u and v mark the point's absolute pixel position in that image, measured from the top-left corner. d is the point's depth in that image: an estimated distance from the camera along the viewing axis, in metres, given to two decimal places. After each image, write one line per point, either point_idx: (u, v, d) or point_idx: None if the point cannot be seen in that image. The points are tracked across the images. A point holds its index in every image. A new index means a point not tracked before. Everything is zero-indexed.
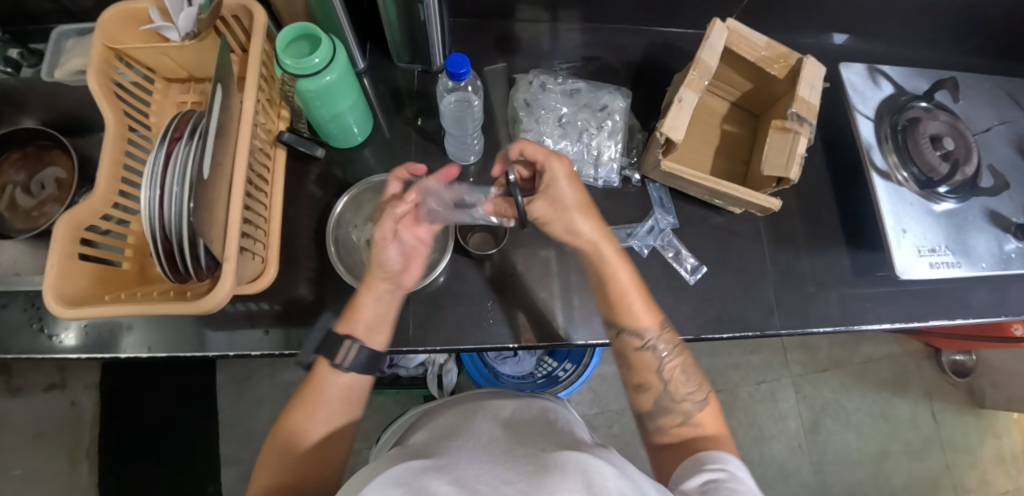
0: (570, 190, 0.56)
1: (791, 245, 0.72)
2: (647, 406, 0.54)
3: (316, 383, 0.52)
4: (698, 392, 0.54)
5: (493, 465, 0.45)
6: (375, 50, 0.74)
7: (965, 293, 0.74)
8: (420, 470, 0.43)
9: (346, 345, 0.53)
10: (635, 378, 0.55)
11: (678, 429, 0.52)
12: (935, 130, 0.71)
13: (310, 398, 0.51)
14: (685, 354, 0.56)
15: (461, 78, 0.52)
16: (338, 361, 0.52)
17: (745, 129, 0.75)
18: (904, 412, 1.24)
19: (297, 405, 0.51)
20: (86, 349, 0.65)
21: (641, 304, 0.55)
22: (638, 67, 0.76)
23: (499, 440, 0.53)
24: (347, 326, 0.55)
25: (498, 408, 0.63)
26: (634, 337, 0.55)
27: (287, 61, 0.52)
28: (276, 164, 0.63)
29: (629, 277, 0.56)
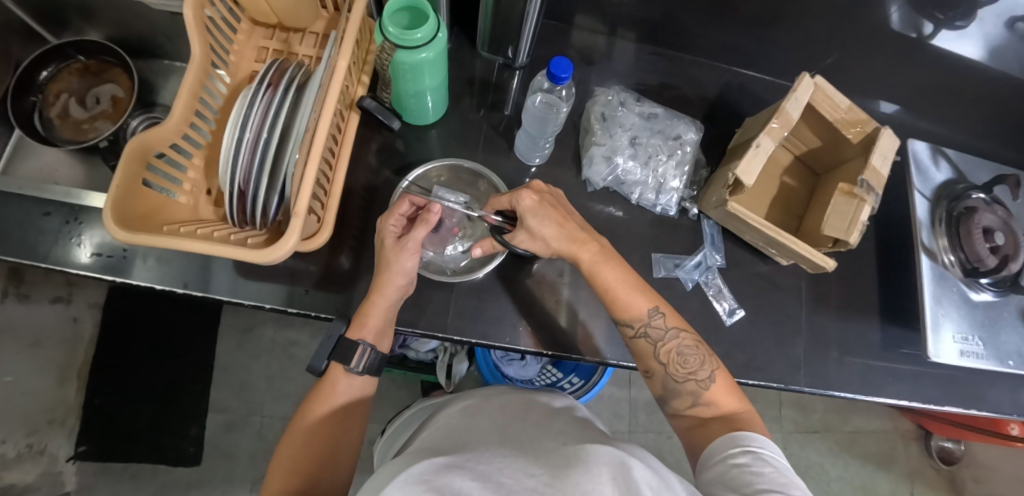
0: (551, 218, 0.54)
1: (827, 308, 0.73)
2: (659, 389, 0.55)
3: (330, 386, 0.55)
4: (701, 369, 0.52)
5: (513, 457, 0.45)
6: (461, 35, 0.74)
7: (984, 387, 0.74)
8: (444, 465, 0.43)
9: (359, 349, 0.55)
10: (642, 365, 0.56)
11: (691, 409, 0.52)
12: (988, 222, 0.72)
13: (325, 398, 0.54)
14: (686, 333, 0.54)
15: (560, 82, 0.52)
16: (352, 364, 0.54)
17: (804, 185, 0.76)
18: (883, 488, 1.26)
19: (317, 399, 0.54)
20: (109, 270, 0.64)
21: (630, 293, 0.54)
22: (711, 104, 0.77)
23: (510, 432, 0.53)
24: (358, 332, 0.56)
25: (507, 400, 0.63)
26: (627, 327, 0.54)
27: (390, 30, 0.52)
28: (349, 127, 0.62)
29: (615, 274, 0.54)
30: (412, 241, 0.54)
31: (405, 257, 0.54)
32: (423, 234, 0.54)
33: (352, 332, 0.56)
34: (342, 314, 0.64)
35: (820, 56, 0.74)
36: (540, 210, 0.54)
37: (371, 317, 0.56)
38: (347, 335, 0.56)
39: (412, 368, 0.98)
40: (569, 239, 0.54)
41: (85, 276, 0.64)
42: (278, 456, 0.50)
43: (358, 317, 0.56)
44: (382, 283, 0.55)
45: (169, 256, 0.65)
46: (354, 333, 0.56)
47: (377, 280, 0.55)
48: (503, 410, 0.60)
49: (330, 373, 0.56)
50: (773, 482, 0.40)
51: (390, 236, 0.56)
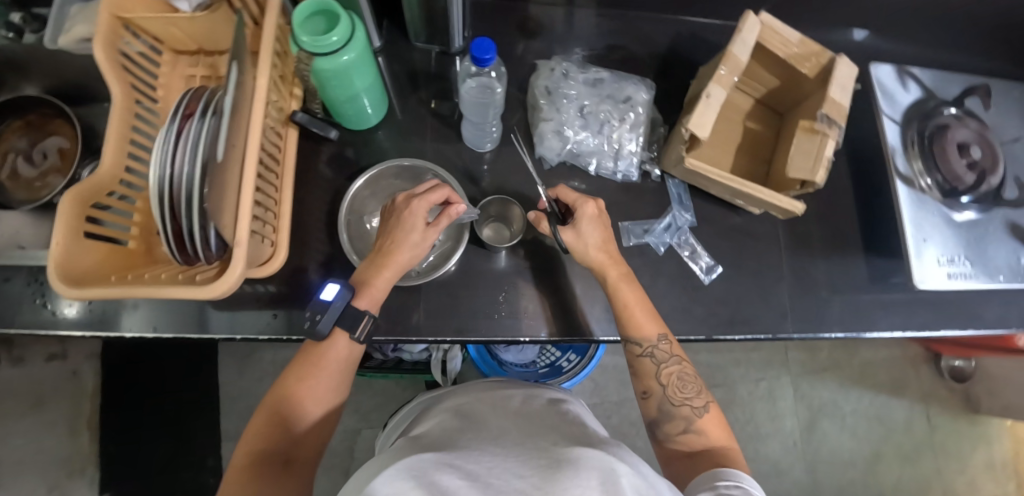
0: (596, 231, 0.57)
1: (807, 249, 0.71)
2: (653, 411, 0.53)
3: (312, 354, 0.51)
4: (696, 398, 0.52)
5: (503, 454, 0.43)
6: (392, 28, 0.71)
7: (978, 305, 0.73)
8: (434, 463, 0.41)
9: (364, 319, 0.53)
10: (639, 385, 0.55)
11: (681, 436, 0.51)
12: (961, 137, 0.70)
13: (304, 366, 0.51)
14: (685, 361, 0.54)
15: (485, 64, 0.50)
16: (358, 334, 0.53)
17: (768, 128, 0.73)
18: (899, 415, 1.26)
19: (297, 371, 0.51)
20: (92, 326, 0.63)
21: (643, 313, 0.55)
22: (662, 59, 0.73)
23: (500, 426, 0.51)
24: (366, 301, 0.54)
25: (495, 394, 0.62)
26: (634, 345, 0.54)
27: (303, 38, 0.50)
28: (287, 144, 0.61)
29: (633, 296, 0.55)
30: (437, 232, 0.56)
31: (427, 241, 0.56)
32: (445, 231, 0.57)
33: (360, 299, 0.53)
34: None
35: None
36: (594, 222, 0.58)
37: (377, 290, 0.54)
38: (356, 301, 0.53)
39: (409, 370, 0.98)
40: (606, 252, 0.57)
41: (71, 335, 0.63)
42: (250, 428, 0.48)
43: (364, 285, 0.54)
44: (395, 259, 0.55)
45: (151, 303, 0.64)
46: (365, 304, 0.54)
47: (391, 254, 0.55)
48: (491, 406, 0.59)
49: (319, 341, 0.53)
50: None
51: (416, 218, 0.55)
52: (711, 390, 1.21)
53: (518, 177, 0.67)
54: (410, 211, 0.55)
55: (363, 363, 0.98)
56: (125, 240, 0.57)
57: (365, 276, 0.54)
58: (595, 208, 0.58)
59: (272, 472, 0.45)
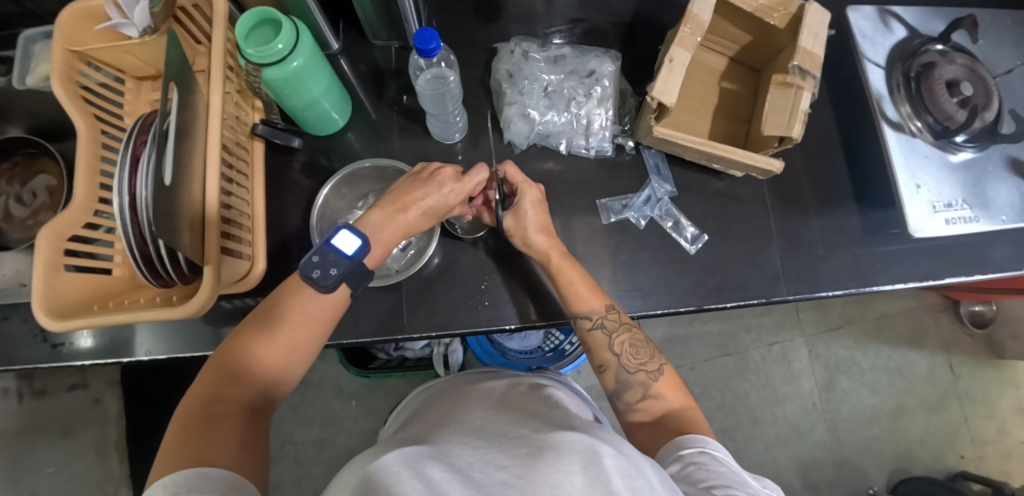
0: (539, 213, 0.58)
1: (797, 208, 0.69)
2: (611, 383, 0.55)
3: (294, 294, 0.49)
4: (650, 362, 0.54)
5: (487, 448, 0.38)
6: (350, 29, 0.70)
7: (983, 247, 0.70)
8: (408, 457, 0.35)
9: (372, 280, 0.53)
10: (594, 360, 0.57)
11: (641, 403, 0.52)
12: (951, 74, 0.66)
13: (285, 309, 0.48)
14: (635, 329, 0.57)
15: (431, 54, 0.49)
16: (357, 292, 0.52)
17: (746, 86, 0.70)
18: (920, 366, 1.22)
19: (265, 314, 0.48)
20: (106, 353, 0.63)
21: (588, 289, 0.57)
22: (629, 27, 0.70)
23: (487, 420, 0.47)
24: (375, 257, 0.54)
25: (485, 390, 0.60)
26: (584, 320, 0.56)
27: (248, 50, 0.50)
28: (254, 157, 0.60)
29: (576, 273, 0.57)
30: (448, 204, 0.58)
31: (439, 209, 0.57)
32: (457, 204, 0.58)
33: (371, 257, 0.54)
34: None
35: None
36: (537, 204, 0.58)
37: (385, 247, 0.55)
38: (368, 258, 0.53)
39: (412, 368, 0.98)
40: (546, 235, 0.58)
41: (88, 364, 0.64)
42: (208, 368, 0.45)
43: (377, 240, 0.54)
44: (408, 218, 0.55)
45: (156, 325, 0.63)
46: (372, 261, 0.54)
47: (405, 211, 0.55)
48: (481, 401, 0.56)
49: (299, 284, 0.49)
50: (729, 479, 0.39)
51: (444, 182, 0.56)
52: (723, 359, 1.19)
53: (490, 165, 0.66)
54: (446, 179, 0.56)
55: (367, 365, 0.98)
56: (110, 268, 0.56)
57: (376, 228, 0.54)
58: (538, 196, 0.59)
59: (231, 414, 0.41)
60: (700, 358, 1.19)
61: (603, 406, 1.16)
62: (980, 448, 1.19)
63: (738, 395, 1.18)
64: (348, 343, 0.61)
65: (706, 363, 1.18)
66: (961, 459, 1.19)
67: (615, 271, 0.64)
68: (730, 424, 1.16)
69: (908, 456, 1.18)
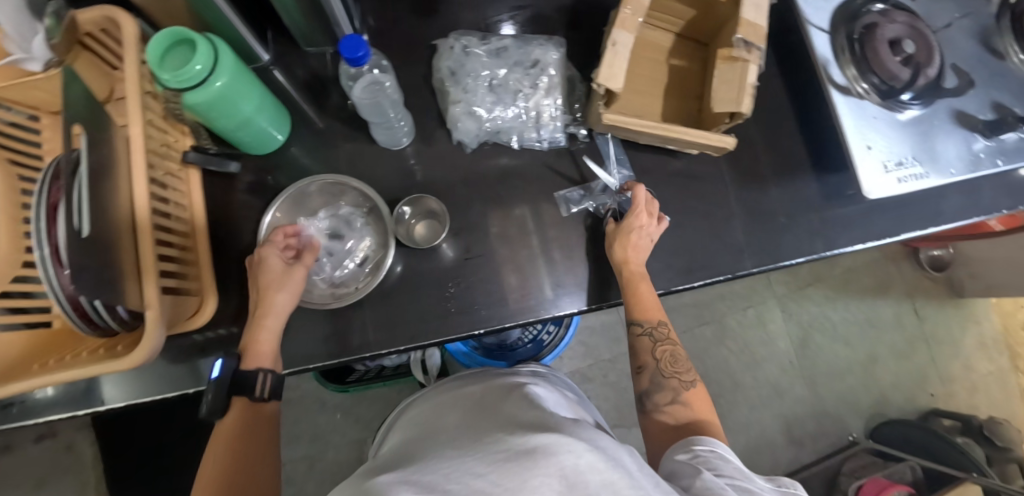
0: (641, 239, 0.59)
1: (755, 180, 0.69)
2: (644, 384, 0.56)
3: (223, 423, 0.49)
4: (687, 374, 0.56)
5: (462, 453, 0.37)
6: (279, 37, 0.66)
7: (935, 201, 0.72)
8: (387, 483, 0.32)
9: (260, 377, 0.50)
10: (634, 361, 0.58)
11: (669, 406, 0.54)
12: (893, 33, 0.65)
13: (223, 442, 0.47)
14: (676, 342, 0.59)
15: (361, 62, 0.46)
16: (257, 394, 0.50)
17: (695, 62, 0.69)
18: (887, 314, 1.26)
19: (209, 456, 0.47)
20: (76, 404, 0.59)
21: (651, 298, 0.58)
22: (572, 11, 0.68)
23: (464, 430, 0.46)
24: (253, 361, 0.51)
25: (466, 397, 0.59)
26: (637, 324, 0.58)
27: (164, 76, 0.46)
28: (190, 188, 0.58)
29: (646, 287, 0.58)
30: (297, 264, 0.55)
31: (293, 276, 0.55)
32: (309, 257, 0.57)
33: (245, 364, 0.51)
34: None
35: None
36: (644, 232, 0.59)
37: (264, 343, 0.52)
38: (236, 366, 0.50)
39: (392, 376, 0.96)
40: (636, 252, 0.58)
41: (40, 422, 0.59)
42: None
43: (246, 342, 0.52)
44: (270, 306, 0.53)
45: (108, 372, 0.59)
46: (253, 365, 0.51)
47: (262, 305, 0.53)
48: (456, 410, 0.56)
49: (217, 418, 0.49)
50: (739, 474, 0.41)
51: (273, 264, 0.54)
52: (701, 329, 1.21)
53: (443, 169, 0.64)
54: (268, 258, 0.54)
55: (345, 379, 0.96)
56: (47, 321, 0.53)
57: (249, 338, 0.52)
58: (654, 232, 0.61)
59: None
60: (679, 330, 1.20)
61: (589, 389, 1.16)
62: (948, 385, 1.26)
63: (719, 362, 1.20)
64: (319, 367, 0.59)
65: (685, 335, 1.20)
66: (932, 398, 1.25)
67: (581, 264, 0.63)
68: (713, 391, 1.19)
69: (882, 401, 1.23)
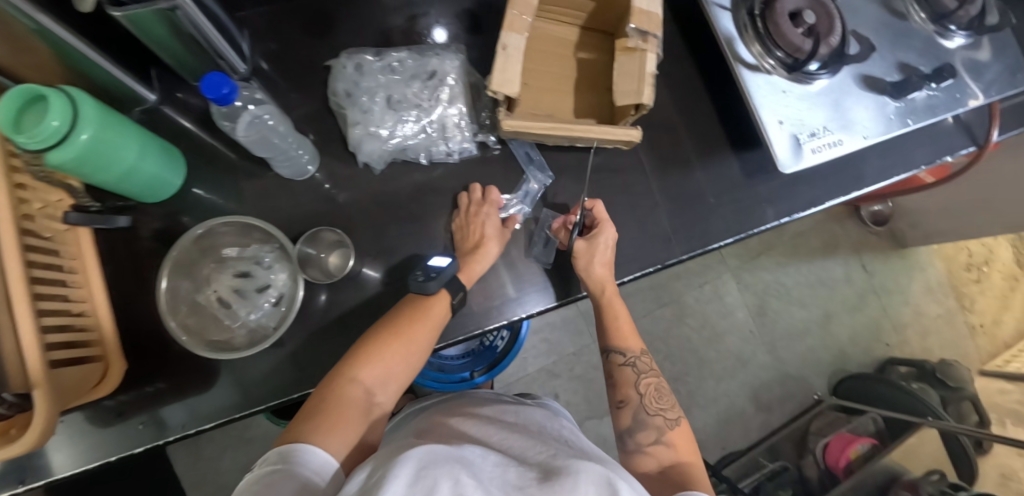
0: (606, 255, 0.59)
1: (675, 166, 0.68)
2: (627, 421, 0.58)
3: (422, 311, 0.53)
4: (670, 410, 0.58)
5: (502, 459, 0.35)
6: (165, 73, 0.63)
7: (855, 165, 0.72)
8: (441, 455, 0.30)
9: (461, 292, 0.55)
10: (616, 395, 0.60)
11: (652, 446, 0.55)
12: (792, 6, 0.65)
13: (407, 331, 0.51)
14: (659, 377, 0.61)
15: (229, 99, 0.44)
16: (456, 299, 0.55)
17: (602, 53, 0.68)
18: (838, 272, 1.29)
19: (377, 344, 0.50)
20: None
21: (627, 327, 0.62)
22: (470, 14, 0.66)
23: (494, 439, 0.44)
24: (470, 273, 0.57)
25: (490, 408, 0.56)
26: (617, 355, 0.61)
27: (17, 138, 0.43)
28: (82, 248, 0.54)
29: (621, 311, 0.61)
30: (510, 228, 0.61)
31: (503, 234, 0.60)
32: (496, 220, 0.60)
33: (462, 273, 0.56)
34: (192, 427, 0.56)
35: None
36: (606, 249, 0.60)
37: (477, 272, 0.57)
38: (459, 276, 0.56)
39: None
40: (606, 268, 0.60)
41: None
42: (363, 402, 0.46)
43: (466, 263, 0.56)
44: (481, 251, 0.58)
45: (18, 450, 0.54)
46: (466, 277, 0.56)
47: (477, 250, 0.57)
48: (481, 416, 0.53)
49: (410, 306, 0.53)
50: None
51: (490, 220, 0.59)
52: (661, 310, 1.22)
53: (355, 193, 0.61)
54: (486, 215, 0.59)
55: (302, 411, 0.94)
56: None
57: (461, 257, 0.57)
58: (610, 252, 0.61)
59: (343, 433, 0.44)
60: (639, 315, 1.21)
61: (557, 384, 1.17)
62: (902, 333, 1.30)
63: (681, 341, 1.22)
64: (279, 403, 0.56)
65: (646, 318, 1.21)
66: (888, 347, 1.29)
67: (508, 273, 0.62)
68: (680, 370, 1.20)
69: (842, 356, 1.27)
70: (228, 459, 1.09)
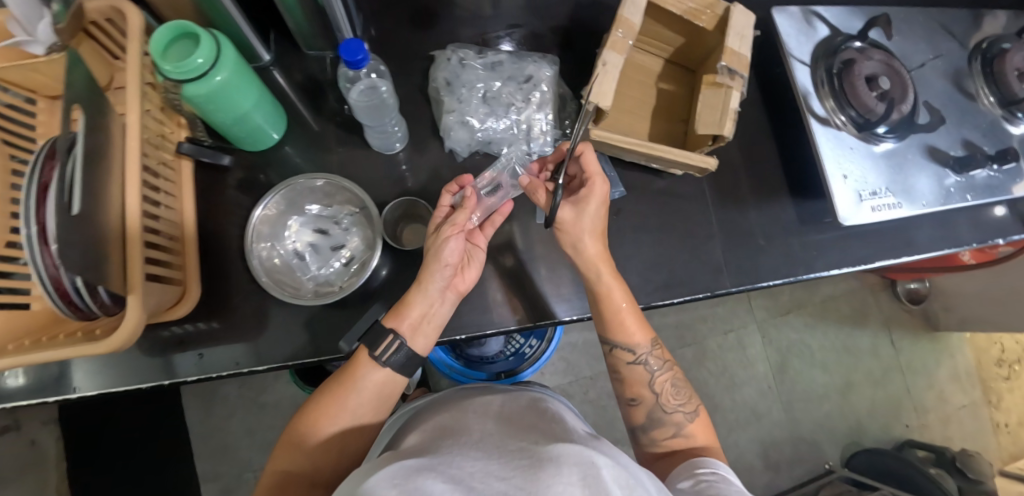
0: (594, 214, 0.55)
1: (735, 202, 0.71)
2: (640, 418, 0.58)
3: (354, 375, 0.51)
4: (686, 403, 0.58)
5: (484, 453, 0.36)
6: (280, 39, 0.68)
7: (909, 231, 0.74)
8: (409, 470, 0.31)
9: (388, 338, 0.52)
10: (628, 392, 0.59)
11: (671, 440, 0.57)
12: (871, 70, 0.68)
13: (342, 394, 0.50)
14: (674, 369, 0.60)
15: (360, 65, 0.48)
16: (378, 354, 0.51)
17: (681, 87, 0.72)
18: (865, 343, 1.28)
19: (318, 405, 0.51)
20: (47, 390, 0.56)
21: (635, 322, 0.58)
22: (565, 31, 0.70)
23: (481, 429, 0.44)
24: (395, 320, 0.53)
25: (481, 398, 0.56)
26: (625, 353, 0.58)
27: (166, 67, 0.47)
28: (182, 178, 0.58)
29: (624, 299, 0.57)
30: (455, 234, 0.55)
31: (445, 237, 0.54)
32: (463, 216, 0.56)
33: (390, 319, 0.53)
34: (245, 365, 0.58)
35: None
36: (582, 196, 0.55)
37: (408, 312, 0.53)
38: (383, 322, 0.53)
39: None
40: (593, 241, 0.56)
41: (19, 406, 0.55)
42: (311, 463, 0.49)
43: (398, 306, 0.54)
44: (425, 274, 0.53)
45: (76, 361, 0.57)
46: (389, 321, 0.53)
47: (422, 271, 0.54)
48: (469, 407, 0.53)
49: (350, 365, 0.52)
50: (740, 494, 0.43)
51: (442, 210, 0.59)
52: (682, 350, 1.22)
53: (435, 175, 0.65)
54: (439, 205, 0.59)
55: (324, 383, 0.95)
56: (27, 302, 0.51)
57: (403, 297, 0.54)
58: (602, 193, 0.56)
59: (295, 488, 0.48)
60: None
61: None
62: (922, 416, 1.28)
63: (699, 384, 1.21)
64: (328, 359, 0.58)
65: None
66: (907, 428, 1.27)
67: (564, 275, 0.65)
68: None
69: (858, 428, 1.25)
70: (237, 422, 1.13)
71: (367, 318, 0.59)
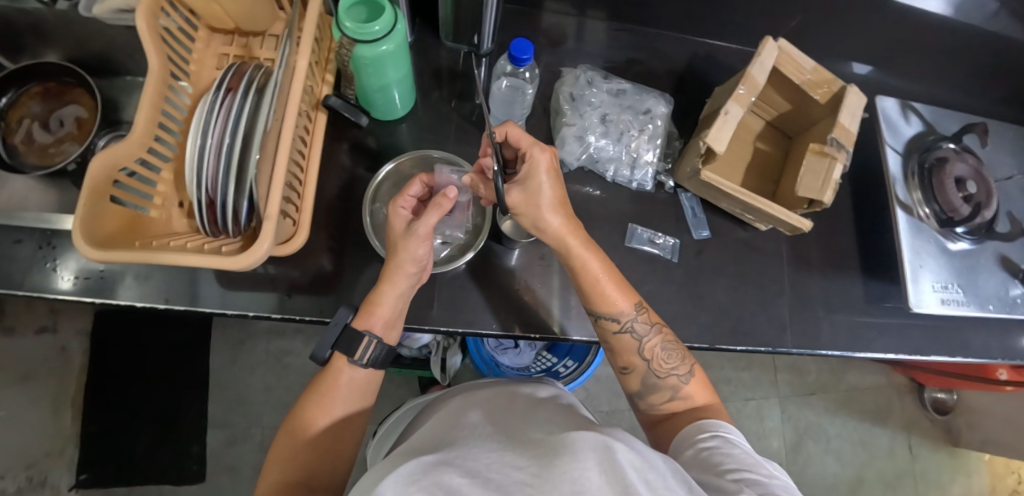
0: (550, 183, 0.51)
1: (807, 267, 0.74)
2: (635, 385, 0.56)
3: (333, 375, 0.51)
4: (682, 366, 0.54)
5: (501, 445, 0.36)
6: (423, 25, 0.73)
7: (967, 332, 0.76)
8: (427, 465, 0.32)
9: (364, 340, 0.51)
10: (619, 360, 0.57)
11: (667, 404, 0.54)
12: (960, 171, 0.73)
13: (329, 387, 0.51)
14: (667, 331, 0.56)
15: (521, 64, 0.52)
16: (356, 357, 0.51)
17: (778, 150, 0.76)
18: (882, 442, 1.27)
19: (307, 402, 0.50)
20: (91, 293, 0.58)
21: (615, 289, 0.54)
22: (680, 76, 0.76)
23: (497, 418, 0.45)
24: (364, 321, 0.53)
25: (490, 388, 0.57)
26: (610, 324, 0.55)
27: (346, 25, 0.51)
28: (316, 127, 0.61)
29: (601, 266, 0.54)
30: (425, 231, 0.50)
31: (413, 243, 0.51)
32: (435, 219, 0.50)
33: (357, 322, 0.53)
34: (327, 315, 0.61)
35: (786, 20, 0.73)
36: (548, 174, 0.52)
37: (377, 300, 0.53)
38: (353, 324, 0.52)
39: (405, 365, 0.96)
40: (560, 210, 0.52)
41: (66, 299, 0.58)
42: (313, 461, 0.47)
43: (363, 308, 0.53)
44: (392, 269, 0.52)
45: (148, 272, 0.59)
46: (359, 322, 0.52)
47: (388, 267, 0.52)
48: (481, 397, 0.54)
49: (328, 370, 0.52)
50: (739, 461, 0.41)
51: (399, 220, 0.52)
52: None
53: None
54: (395, 215, 0.53)
55: None
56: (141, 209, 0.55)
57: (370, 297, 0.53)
58: (550, 160, 0.52)
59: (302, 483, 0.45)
60: None
61: None
62: None
63: None
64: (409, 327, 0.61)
65: None
66: None
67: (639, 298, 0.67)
68: None
69: None
70: (257, 377, 1.13)
71: (337, 324, 0.56)
